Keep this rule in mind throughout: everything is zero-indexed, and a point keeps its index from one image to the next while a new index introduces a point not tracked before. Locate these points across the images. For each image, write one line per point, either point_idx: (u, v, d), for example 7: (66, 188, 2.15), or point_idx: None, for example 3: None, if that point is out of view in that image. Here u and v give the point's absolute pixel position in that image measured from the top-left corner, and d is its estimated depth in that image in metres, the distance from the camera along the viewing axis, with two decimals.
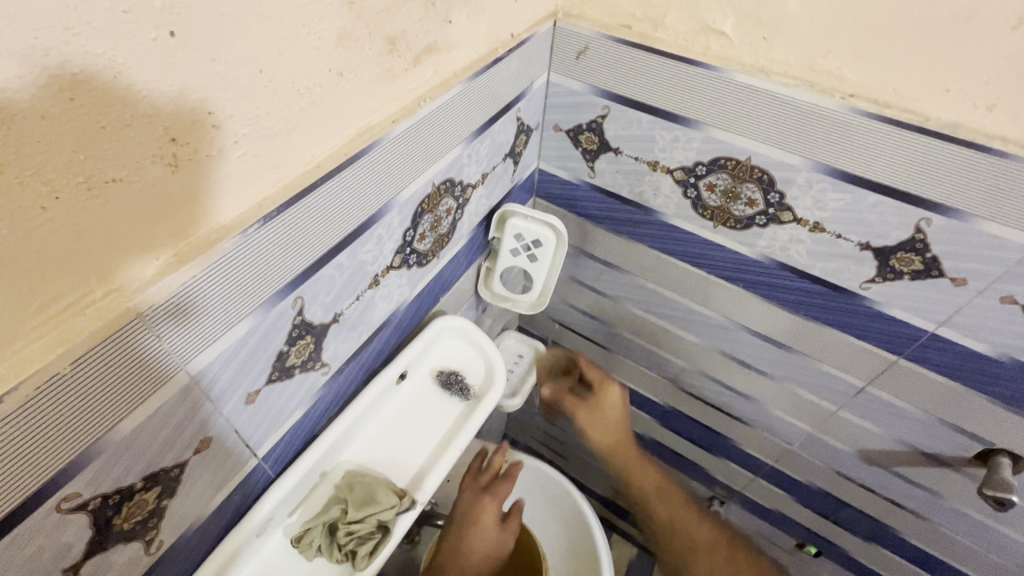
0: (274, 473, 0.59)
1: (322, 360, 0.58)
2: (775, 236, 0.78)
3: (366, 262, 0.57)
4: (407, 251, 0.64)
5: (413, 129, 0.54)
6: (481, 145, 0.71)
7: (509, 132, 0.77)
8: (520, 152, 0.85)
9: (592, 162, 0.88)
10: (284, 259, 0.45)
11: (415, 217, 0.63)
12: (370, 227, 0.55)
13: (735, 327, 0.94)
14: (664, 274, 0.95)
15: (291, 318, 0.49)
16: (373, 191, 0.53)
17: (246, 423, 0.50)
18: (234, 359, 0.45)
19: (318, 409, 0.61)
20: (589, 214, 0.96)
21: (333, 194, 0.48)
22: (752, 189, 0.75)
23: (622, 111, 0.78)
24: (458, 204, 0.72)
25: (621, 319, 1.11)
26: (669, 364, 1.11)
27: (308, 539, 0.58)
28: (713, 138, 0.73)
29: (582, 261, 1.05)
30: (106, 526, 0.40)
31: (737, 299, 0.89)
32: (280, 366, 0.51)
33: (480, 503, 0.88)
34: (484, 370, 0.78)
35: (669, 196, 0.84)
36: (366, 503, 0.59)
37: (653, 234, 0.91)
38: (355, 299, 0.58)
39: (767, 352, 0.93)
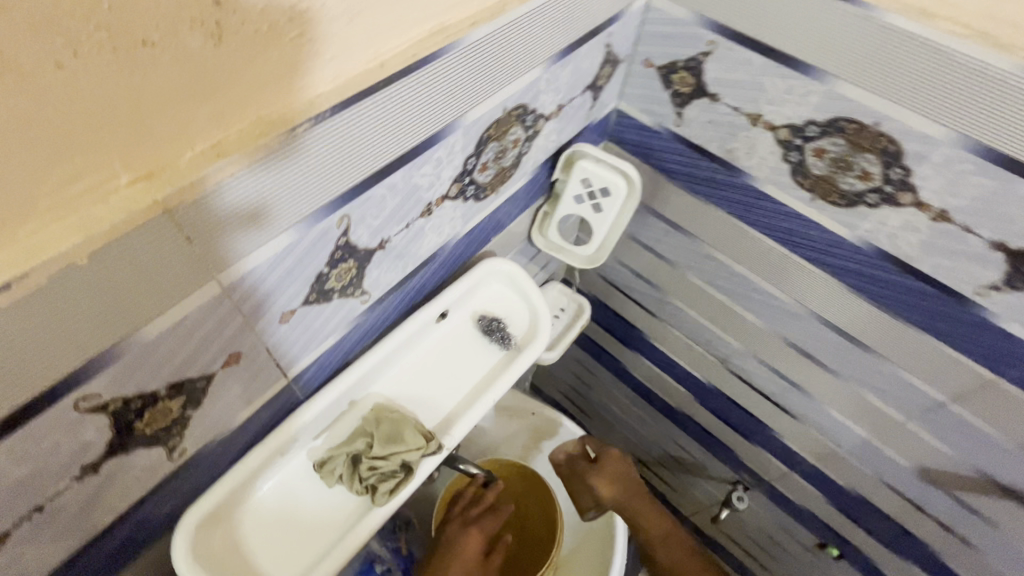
0: (303, 396, 0.57)
1: (363, 288, 0.54)
2: (885, 220, 0.67)
3: (421, 188, 0.51)
4: (466, 182, 0.58)
5: (492, 38, 0.47)
6: (562, 71, 0.62)
7: (595, 60, 0.68)
8: (602, 87, 0.76)
9: (680, 108, 0.78)
10: (334, 171, 0.40)
11: (479, 143, 0.56)
12: (430, 147, 0.49)
13: (808, 314, 0.85)
14: (738, 246, 0.86)
15: (335, 238, 0.45)
16: (439, 107, 0.46)
17: (279, 343, 0.47)
18: (271, 274, 0.41)
19: (354, 337, 0.58)
20: (666, 168, 0.87)
21: (395, 102, 0.41)
22: (871, 161, 0.64)
23: (731, 49, 0.67)
24: (526, 136, 0.64)
25: (677, 286, 1.02)
26: (721, 343, 1.03)
27: (331, 466, 0.56)
28: (837, 93, 0.62)
29: (647, 218, 0.97)
30: (128, 429, 0.38)
31: (818, 284, 0.80)
32: (319, 287, 0.47)
33: (467, 538, 0.74)
34: (528, 322, 0.73)
35: (765, 157, 0.73)
36: (392, 440, 0.57)
37: (735, 199, 0.81)
38: (404, 227, 0.53)
39: (839, 348, 0.84)
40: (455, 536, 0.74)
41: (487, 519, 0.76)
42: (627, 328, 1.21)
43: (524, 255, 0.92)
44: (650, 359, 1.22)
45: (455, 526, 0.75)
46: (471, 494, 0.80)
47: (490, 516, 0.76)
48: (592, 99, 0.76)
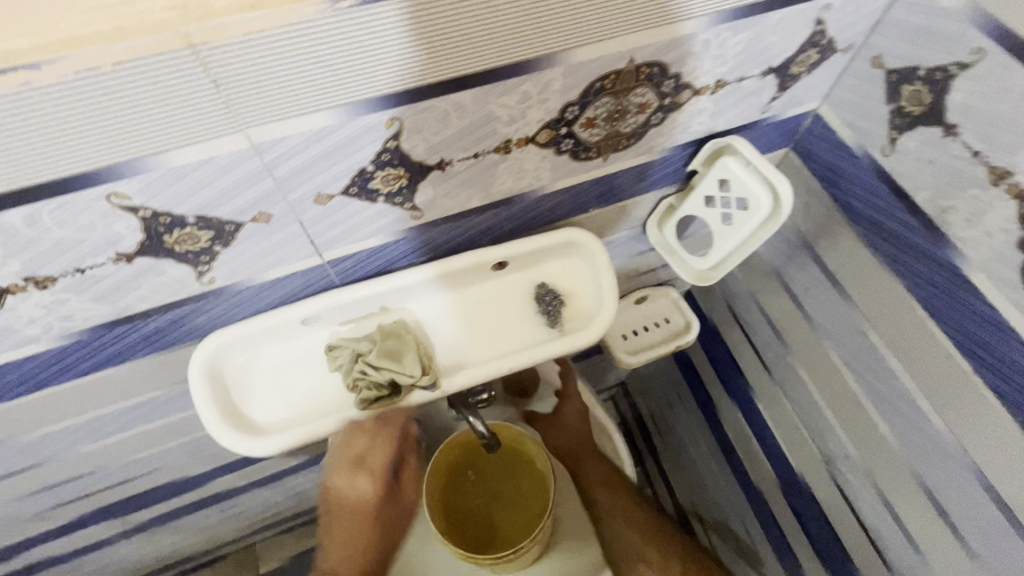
0: (339, 282, 0.59)
1: (415, 203, 0.52)
2: None
3: (498, 119, 0.47)
4: (561, 132, 0.51)
5: None
6: (732, 36, 0.50)
7: (791, 37, 0.53)
8: (796, 76, 0.60)
9: (898, 133, 0.58)
10: (384, 63, 0.37)
11: (588, 93, 0.48)
12: (516, 75, 0.43)
13: (964, 462, 0.61)
14: (905, 335, 0.64)
15: (382, 138, 0.43)
16: (533, 30, 0.40)
17: (314, 221, 0.49)
18: (305, 150, 0.41)
19: (401, 247, 0.58)
20: (847, 205, 0.67)
21: (474, 8, 0.37)
22: None
23: (1007, 66, 0.46)
24: (660, 105, 0.54)
25: (807, 352, 0.83)
26: (834, 439, 0.82)
27: (336, 354, 0.59)
28: None
29: (802, 257, 0.78)
30: (157, 238, 0.43)
31: (997, 432, 0.57)
32: (361, 183, 0.47)
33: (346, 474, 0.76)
34: (588, 308, 0.66)
35: (993, 234, 0.51)
36: (392, 357, 0.58)
37: (923, 275, 0.60)
38: (472, 156, 0.50)
39: (992, 526, 0.60)
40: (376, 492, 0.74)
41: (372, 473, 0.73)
42: (734, 371, 1.03)
43: (635, 243, 0.82)
44: (746, 417, 1.04)
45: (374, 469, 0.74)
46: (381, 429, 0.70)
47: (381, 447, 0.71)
48: (778, 88, 0.60)
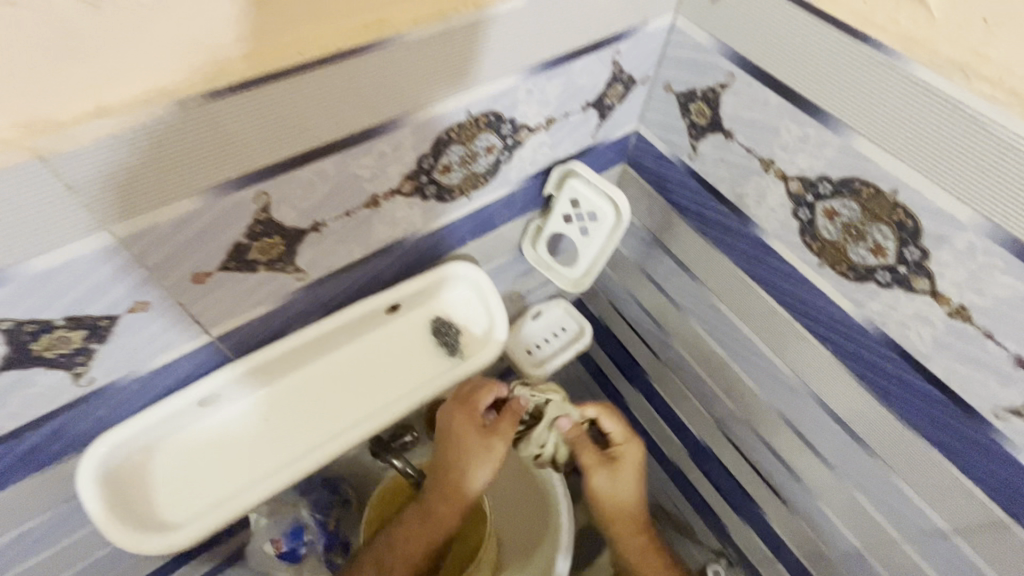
0: (233, 355, 0.60)
1: (297, 266, 0.55)
2: (895, 305, 0.57)
3: (361, 179, 0.52)
4: (422, 180, 0.58)
5: (442, 39, 0.46)
6: (548, 83, 0.59)
7: (596, 77, 0.64)
8: (611, 107, 0.72)
9: (696, 141, 0.72)
10: (241, 147, 0.41)
11: (437, 144, 0.55)
12: (368, 139, 0.49)
13: (806, 393, 0.75)
14: (742, 300, 0.78)
15: (252, 212, 0.46)
16: (372, 103, 0.46)
17: (195, 300, 0.50)
18: (176, 236, 0.43)
19: (291, 310, 0.60)
20: (677, 204, 0.81)
21: (315, 90, 0.42)
22: (885, 234, 0.55)
23: (749, 83, 0.60)
24: (504, 145, 0.63)
25: (680, 332, 0.95)
26: (718, 401, 0.94)
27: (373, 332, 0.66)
28: (853, 149, 0.54)
29: (657, 252, 0.91)
30: (23, 348, 0.42)
31: (818, 362, 0.71)
32: (238, 256, 0.49)
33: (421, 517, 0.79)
34: (483, 328, 0.72)
35: (775, 209, 0.65)
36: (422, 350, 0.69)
37: (741, 250, 0.73)
38: (343, 214, 0.54)
39: (836, 439, 0.74)
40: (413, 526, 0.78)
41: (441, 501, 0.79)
42: (630, 362, 1.15)
43: (516, 265, 0.90)
44: (650, 401, 1.15)
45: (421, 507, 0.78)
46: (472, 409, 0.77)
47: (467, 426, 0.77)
48: (599, 118, 0.72)
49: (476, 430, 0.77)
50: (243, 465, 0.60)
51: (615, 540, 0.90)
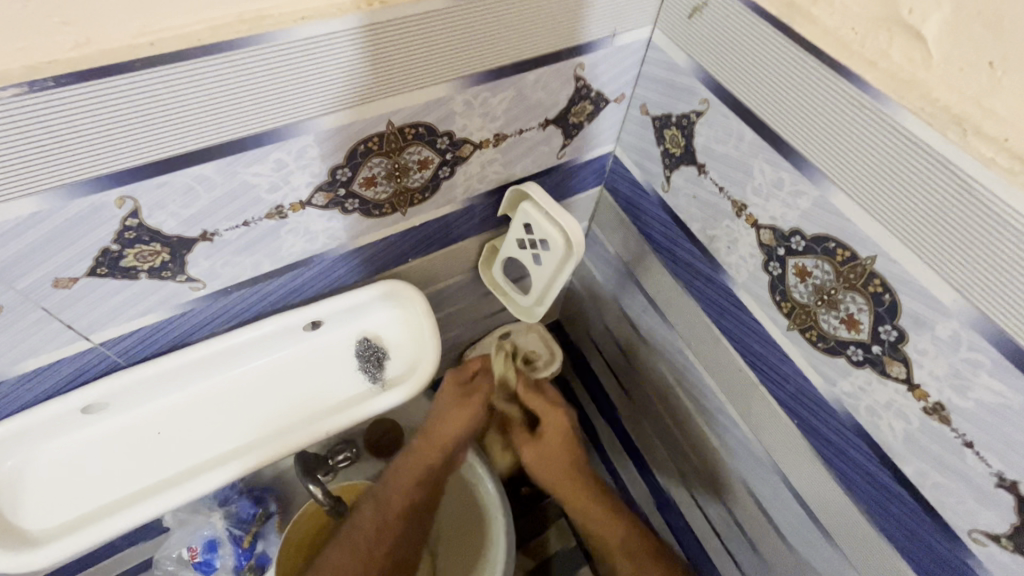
0: (124, 362, 0.55)
1: (191, 275, 0.50)
2: (866, 388, 0.49)
3: (258, 187, 0.46)
4: (339, 193, 0.52)
5: (343, 39, 0.40)
6: (492, 96, 0.53)
7: (555, 92, 0.57)
8: (578, 125, 0.64)
9: (669, 171, 0.64)
10: (84, 145, 0.36)
11: (353, 155, 0.49)
12: (260, 146, 0.43)
13: (770, 464, 0.67)
14: (709, 352, 0.70)
15: (117, 218, 0.42)
16: (257, 105, 0.41)
17: (62, 305, 0.45)
18: (20, 238, 0.39)
19: (191, 320, 0.55)
20: (649, 236, 0.73)
21: (174, 87, 0.36)
22: (859, 306, 0.46)
23: (724, 114, 0.53)
24: (442, 160, 0.56)
25: (650, 373, 0.87)
26: (683, 453, 0.86)
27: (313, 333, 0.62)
28: (830, 203, 0.45)
29: (629, 284, 0.83)
30: None
31: (783, 434, 0.62)
32: (111, 263, 0.45)
33: (405, 468, 0.77)
34: (413, 355, 0.65)
35: (745, 258, 0.57)
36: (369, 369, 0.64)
37: (711, 297, 0.65)
38: (242, 224, 0.49)
39: (799, 520, 0.66)
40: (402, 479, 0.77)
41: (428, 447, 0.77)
42: (601, 395, 1.07)
43: (475, 284, 0.83)
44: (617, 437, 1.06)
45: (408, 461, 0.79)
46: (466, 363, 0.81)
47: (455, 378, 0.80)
48: (564, 136, 0.65)
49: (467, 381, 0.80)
50: (122, 480, 0.56)
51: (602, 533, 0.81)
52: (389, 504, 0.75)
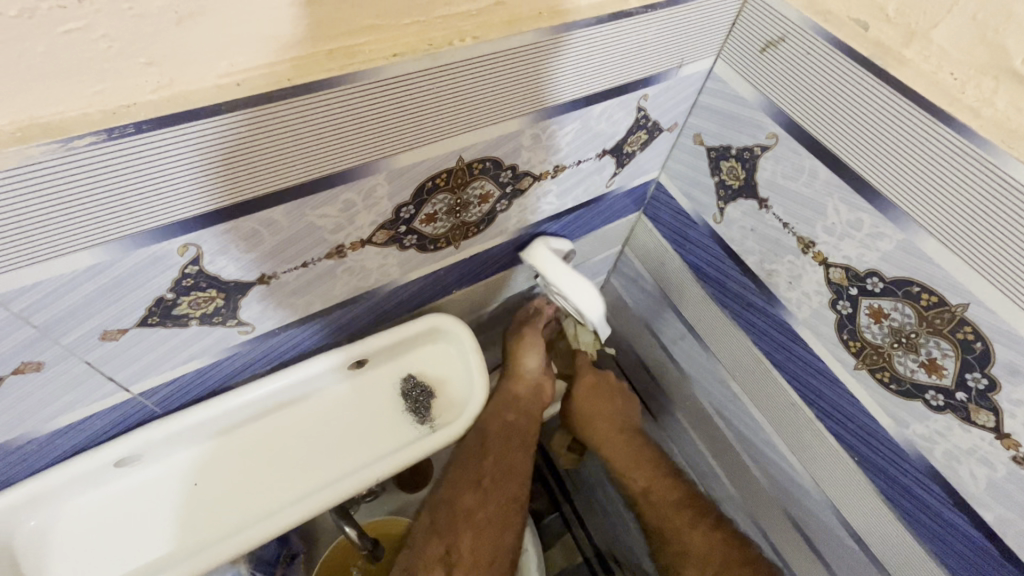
0: (161, 410, 0.51)
1: (242, 319, 0.47)
2: (945, 432, 0.48)
3: (322, 229, 0.43)
4: (399, 230, 0.49)
5: (432, 75, 0.38)
6: (559, 129, 0.51)
7: (617, 123, 0.56)
8: (630, 154, 0.63)
9: (724, 203, 0.63)
10: (157, 194, 0.33)
11: (420, 192, 0.47)
12: (331, 187, 0.40)
13: (822, 498, 0.66)
14: (756, 383, 0.69)
15: (177, 265, 0.38)
16: (336, 143, 0.38)
17: (106, 358, 0.41)
18: (75, 292, 0.35)
19: (235, 363, 0.52)
20: (694, 265, 0.72)
21: (259, 131, 0.34)
22: (943, 352, 0.46)
23: (795, 151, 0.51)
24: (502, 194, 0.54)
25: (684, 400, 0.86)
26: (717, 481, 0.85)
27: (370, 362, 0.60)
28: (916, 247, 0.45)
29: (666, 311, 0.82)
30: None
31: (840, 471, 0.62)
32: (163, 311, 0.41)
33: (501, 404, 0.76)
34: (459, 393, 0.63)
35: (809, 295, 0.56)
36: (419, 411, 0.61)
37: (763, 330, 0.64)
38: (300, 265, 0.45)
39: (851, 555, 0.65)
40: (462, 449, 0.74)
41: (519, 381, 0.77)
42: None
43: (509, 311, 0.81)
44: None
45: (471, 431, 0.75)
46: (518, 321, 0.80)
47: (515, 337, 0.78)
48: (616, 165, 0.63)
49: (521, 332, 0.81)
50: (156, 538, 0.51)
51: (651, 495, 0.82)
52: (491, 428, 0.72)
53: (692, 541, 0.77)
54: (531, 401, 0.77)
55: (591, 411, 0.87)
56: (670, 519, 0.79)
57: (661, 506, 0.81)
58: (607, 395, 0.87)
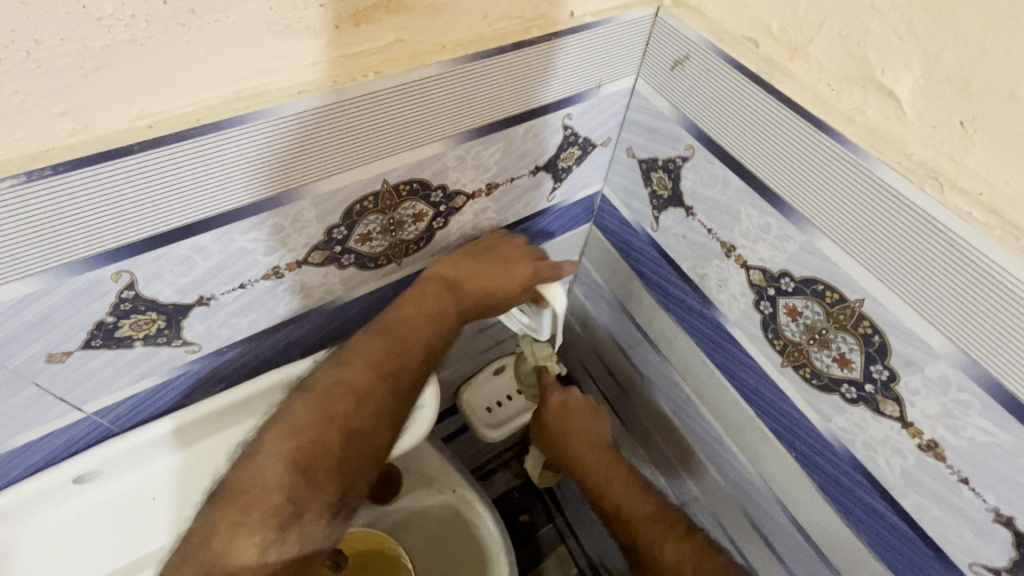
0: (119, 428, 0.54)
1: (187, 339, 0.50)
2: (861, 424, 0.50)
3: (254, 252, 0.46)
4: (334, 250, 0.52)
5: (342, 108, 0.41)
6: (483, 149, 0.54)
7: (545, 140, 0.59)
8: (567, 169, 0.66)
9: (658, 212, 0.65)
10: (81, 227, 0.36)
11: (349, 215, 0.50)
12: (256, 214, 0.43)
13: (771, 495, 0.67)
14: (704, 384, 0.71)
15: (113, 291, 0.41)
16: (255, 173, 0.41)
17: (55, 379, 0.44)
18: (13, 319, 0.38)
19: (188, 381, 0.55)
20: (640, 272, 0.74)
21: (175, 166, 0.37)
22: (849, 346, 0.48)
23: (710, 160, 0.54)
24: (436, 212, 0.57)
25: (647, 405, 0.88)
26: (683, 485, 0.87)
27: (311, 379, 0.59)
28: (815, 247, 0.47)
29: (622, 318, 0.84)
30: None
31: (782, 467, 0.63)
32: (105, 334, 0.44)
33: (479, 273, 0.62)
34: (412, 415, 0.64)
35: (736, 297, 0.58)
36: None
37: (704, 333, 0.66)
38: (238, 287, 0.48)
39: (803, 551, 0.66)
40: (359, 385, 0.56)
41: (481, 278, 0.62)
42: None
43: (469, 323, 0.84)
44: None
45: (371, 352, 0.57)
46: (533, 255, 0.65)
47: (523, 268, 0.63)
48: (554, 179, 0.66)
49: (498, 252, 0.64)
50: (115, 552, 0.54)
51: (623, 513, 0.79)
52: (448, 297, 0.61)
53: (664, 554, 0.73)
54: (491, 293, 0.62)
55: (564, 431, 0.87)
56: (643, 536, 0.76)
57: (635, 522, 0.78)
58: (577, 413, 0.87)
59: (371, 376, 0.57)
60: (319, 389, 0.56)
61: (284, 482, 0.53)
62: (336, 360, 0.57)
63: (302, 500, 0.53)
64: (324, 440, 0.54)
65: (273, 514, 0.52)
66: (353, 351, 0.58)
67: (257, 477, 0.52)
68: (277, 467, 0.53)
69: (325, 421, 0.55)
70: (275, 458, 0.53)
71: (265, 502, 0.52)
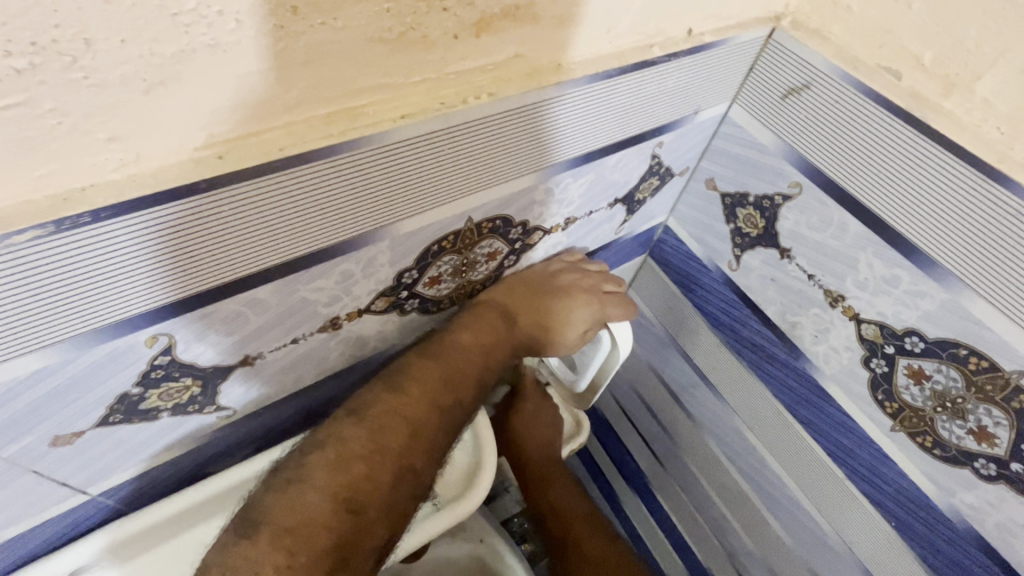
0: (128, 505, 0.45)
1: (219, 402, 0.41)
2: (998, 503, 0.45)
3: (316, 302, 0.38)
4: (400, 296, 0.44)
5: (442, 134, 0.33)
6: (572, 181, 0.47)
7: (632, 171, 0.52)
8: (641, 200, 0.59)
9: (740, 251, 0.59)
10: (114, 286, 0.27)
11: (424, 256, 0.42)
12: (328, 260, 0.35)
13: (853, 560, 0.62)
14: (777, 436, 0.65)
15: (144, 358, 0.32)
16: (334, 213, 0.33)
17: (60, 463, 0.35)
18: (15, 401, 0.29)
19: (213, 446, 0.46)
20: (707, 311, 0.68)
21: (243, 210, 0.29)
22: (993, 418, 0.43)
23: (824, 202, 0.48)
24: (510, 250, 0.50)
25: (694, 449, 0.81)
26: (732, 533, 0.80)
27: None
28: (962, 308, 0.42)
29: (675, 357, 0.77)
30: None
31: (875, 535, 0.58)
32: (128, 408, 0.35)
33: (544, 303, 0.53)
34: (468, 466, 0.57)
35: (838, 350, 0.53)
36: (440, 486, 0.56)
37: (785, 382, 0.61)
38: (289, 342, 0.40)
39: None
40: (413, 415, 0.45)
41: (550, 297, 0.53)
42: (629, 463, 0.99)
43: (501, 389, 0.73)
44: (648, 508, 0.97)
45: (430, 376, 0.46)
46: (601, 290, 0.56)
47: (587, 305, 0.54)
48: (626, 212, 0.59)
49: (572, 279, 0.54)
50: None
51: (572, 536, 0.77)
52: (503, 324, 0.51)
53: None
54: (541, 320, 0.53)
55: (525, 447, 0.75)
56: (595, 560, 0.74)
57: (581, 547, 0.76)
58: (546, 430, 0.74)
59: (428, 406, 0.46)
60: (376, 411, 0.44)
61: (333, 523, 0.41)
62: (389, 383, 0.45)
63: (352, 543, 0.41)
64: (376, 475, 0.43)
65: (324, 559, 0.40)
66: (408, 373, 0.46)
67: (304, 513, 0.40)
68: (326, 500, 0.41)
69: (376, 453, 0.43)
70: (320, 489, 0.41)
71: (313, 544, 0.40)
